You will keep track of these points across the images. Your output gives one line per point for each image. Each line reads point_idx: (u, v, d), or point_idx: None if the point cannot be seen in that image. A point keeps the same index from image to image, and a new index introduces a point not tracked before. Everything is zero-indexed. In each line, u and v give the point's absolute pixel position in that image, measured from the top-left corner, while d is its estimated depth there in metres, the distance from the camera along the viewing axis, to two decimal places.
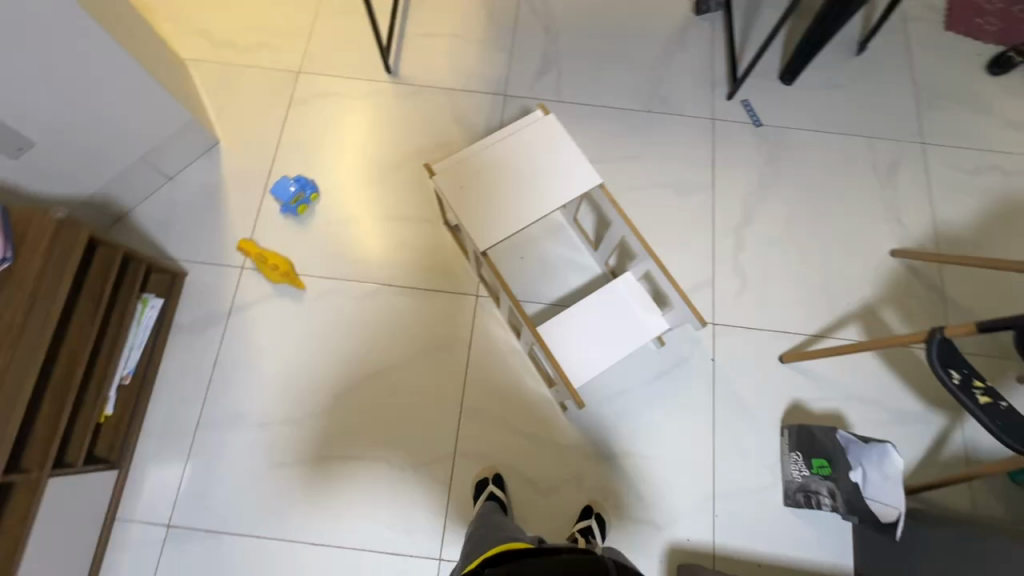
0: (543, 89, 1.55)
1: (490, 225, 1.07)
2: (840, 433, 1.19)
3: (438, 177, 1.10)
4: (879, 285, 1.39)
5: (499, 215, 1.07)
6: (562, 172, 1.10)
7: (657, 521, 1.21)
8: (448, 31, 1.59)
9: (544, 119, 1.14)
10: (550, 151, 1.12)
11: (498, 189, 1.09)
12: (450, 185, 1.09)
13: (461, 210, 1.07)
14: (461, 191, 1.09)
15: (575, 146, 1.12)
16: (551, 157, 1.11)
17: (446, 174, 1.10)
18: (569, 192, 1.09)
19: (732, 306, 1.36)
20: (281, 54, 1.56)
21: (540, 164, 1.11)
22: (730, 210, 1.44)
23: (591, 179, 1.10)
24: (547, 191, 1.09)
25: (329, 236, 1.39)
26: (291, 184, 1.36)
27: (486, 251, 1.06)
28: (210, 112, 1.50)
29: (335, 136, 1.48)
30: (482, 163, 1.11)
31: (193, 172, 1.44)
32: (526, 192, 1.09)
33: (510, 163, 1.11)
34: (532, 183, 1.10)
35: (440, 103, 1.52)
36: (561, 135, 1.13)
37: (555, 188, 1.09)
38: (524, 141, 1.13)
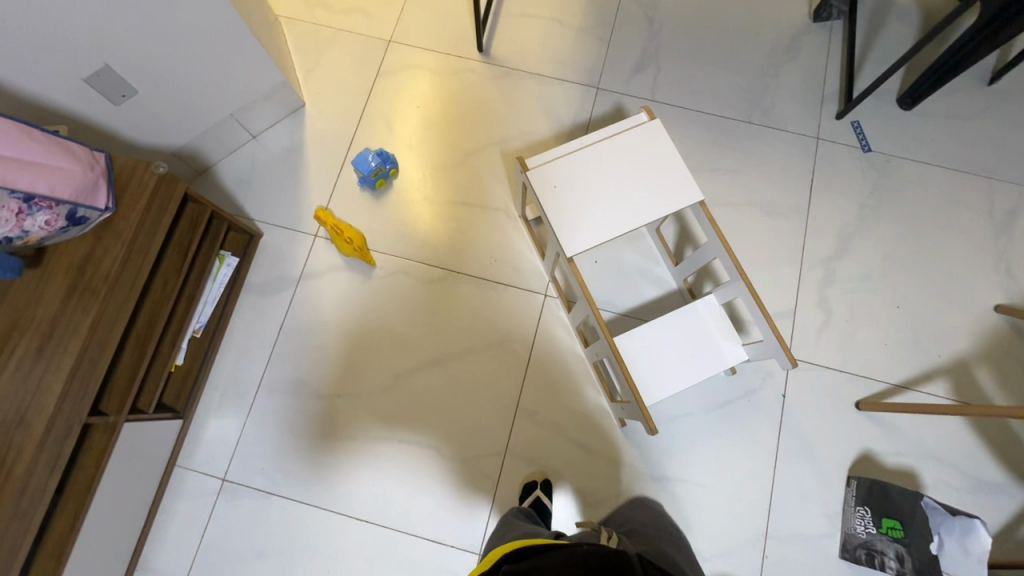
0: (638, 85, 1.47)
1: (580, 231, 1.02)
2: (925, 500, 1.15)
3: (533, 172, 1.06)
4: (977, 341, 1.29)
5: (591, 221, 1.03)
6: (663, 183, 1.04)
7: (703, 552, 1.18)
8: (545, 13, 1.52)
9: (650, 124, 1.08)
10: (653, 159, 1.06)
11: (593, 193, 1.04)
12: (544, 181, 1.05)
13: (553, 210, 1.03)
14: (554, 189, 1.04)
15: (678, 156, 1.06)
16: (651, 165, 1.06)
17: (540, 170, 1.06)
18: (668, 206, 1.03)
19: (811, 341, 1.29)
20: (374, 21, 1.52)
21: (641, 171, 1.05)
22: (822, 239, 1.35)
23: (693, 194, 1.04)
24: (644, 201, 1.04)
25: (403, 214, 1.38)
26: (373, 158, 1.33)
27: (573, 256, 1.02)
28: (299, 73, 1.49)
29: (420, 113, 1.45)
30: (579, 162, 1.06)
31: (276, 133, 1.44)
32: (622, 199, 1.04)
33: (609, 166, 1.05)
34: (630, 190, 1.04)
35: (530, 89, 1.47)
36: (667, 143, 1.07)
37: (654, 200, 1.04)
38: (626, 144, 1.07)
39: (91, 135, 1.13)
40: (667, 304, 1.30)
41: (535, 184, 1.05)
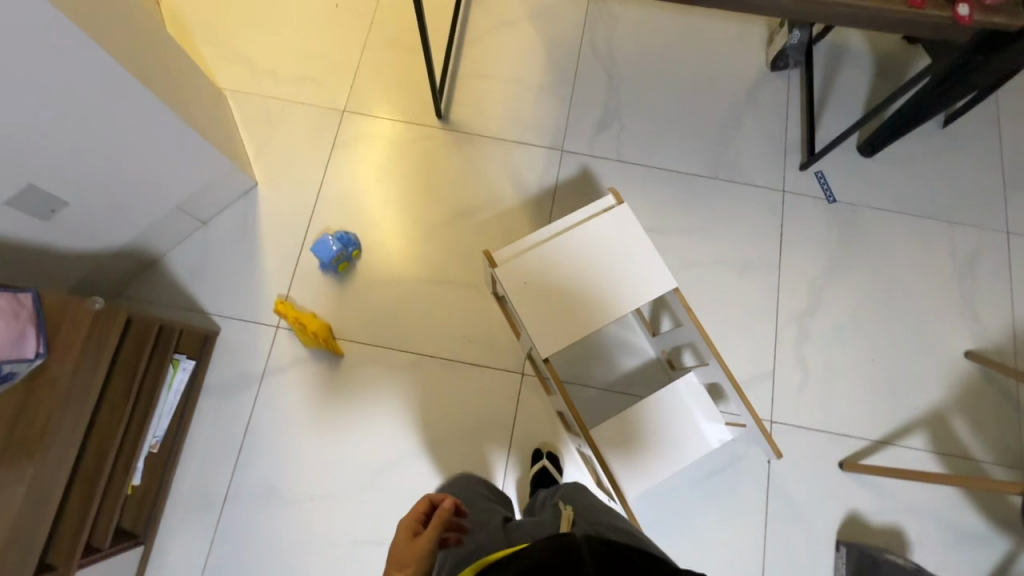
0: (603, 146, 1.44)
1: (551, 332, 0.99)
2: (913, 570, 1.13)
3: (500, 268, 1.02)
4: (949, 389, 1.30)
5: (561, 320, 1.00)
6: (635, 274, 1.02)
7: None
8: (502, 74, 1.49)
9: (620, 209, 1.05)
10: (623, 248, 1.03)
11: (564, 289, 1.01)
12: (513, 277, 1.02)
13: (522, 310, 1.00)
14: (522, 287, 1.01)
15: (650, 244, 1.03)
16: (623, 254, 1.03)
17: (508, 266, 1.02)
18: (642, 298, 1.01)
19: (791, 402, 1.28)
20: (325, 89, 1.46)
21: (612, 262, 1.02)
22: (795, 295, 1.35)
23: (668, 284, 1.01)
24: (617, 295, 1.01)
25: (369, 296, 1.32)
26: (333, 243, 1.28)
27: (547, 356, 0.99)
28: (249, 150, 1.41)
29: (381, 187, 1.40)
30: (549, 255, 1.02)
31: (228, 216, 1.36)
32: (594, 294, 1.01)
33: (580, 258, 1.02)
34: (602, 283, 1.01)
35: (492, 155, 1.43)
36: (638, 229, 1.04)
37: (626, 292, 1.01)
38: (597, 232, 1.03)
39: (19, 252, 1.03)
40: (648, 375, 1.28)
41: (503, 283, 1.02)
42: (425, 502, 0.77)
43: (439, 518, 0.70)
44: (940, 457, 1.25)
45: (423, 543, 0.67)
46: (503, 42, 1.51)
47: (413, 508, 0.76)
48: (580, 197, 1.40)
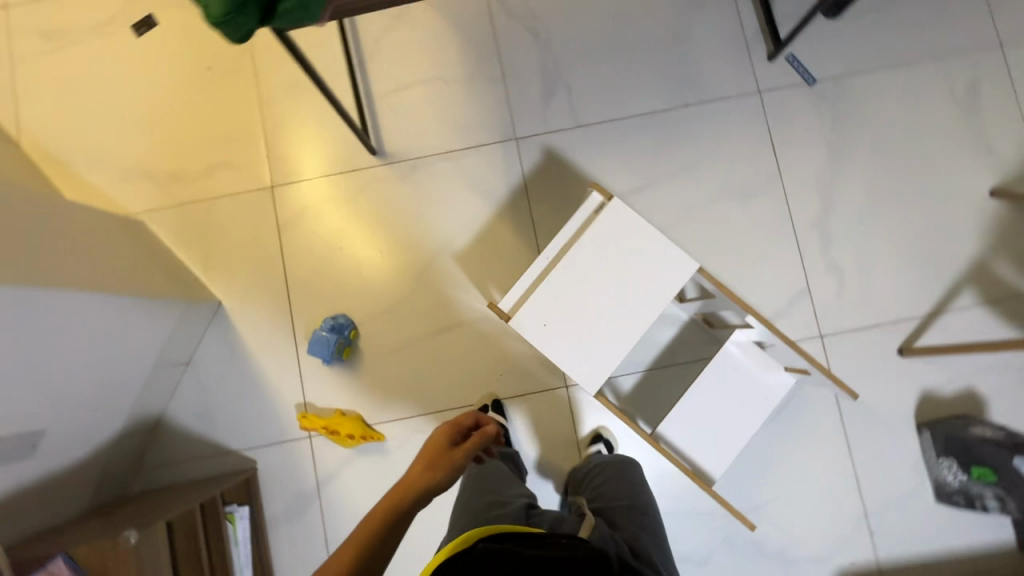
0: (555, 116, 1.30)
1: (592, 365, 0.94)
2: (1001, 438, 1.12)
3: (514, 320, 0.94)
4: (984, 235, 1.25)
5: (597, 349, 0.94)
6: (651, 270, 0.95)
7: (819, 555, 1.18)
8: (419, 77, 1.32)
9: (611, 207, 0.96)
10: (632, 246, 0.95)
11: (587, 316, 0.95)
12: (531, 324, 0.94)
13: (555, 354, 0.94)
14: (545, 332, 0.94)
15: (656, 231, 0.95)
16: (633, 253, 0.95)
17: (523, 315, 0.94)
18: (668, 293, 0.95)
19: (836, 310, 1.24)
20: (244, 171, 1.31)
21: (625, 267, 0.95)
22: (806, 200, 1.26)
23: (689, 267, 0.95)
24: (642, 300, 0.95)
25: (385, 371, 1.24)
26: (327, 334, 1.19)
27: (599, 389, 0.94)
28: (196, 269, 1.28)
29: (347, 253, 1.29)
30: (558, 287, 0.95)
31: (208, 347, 1.26)
32: (619, 308, 0.95)
33: (590, 276, 0.95)
34: (624, 294, 0.95)
35: (446, 173, 1.30)
36: (637, 220, 0.96)
37: (649, 293, 0.95)
38: (597, 242, 0.96)
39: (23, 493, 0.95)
40: (689, 339, 1.23)
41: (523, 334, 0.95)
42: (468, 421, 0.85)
43: (479, 437, 0.78)
44: (994, 307, 1.23)
45: (458, 455, 0.76)
46: (404, 41, 1.32)
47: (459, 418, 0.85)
48: (553, 182, 1.28)
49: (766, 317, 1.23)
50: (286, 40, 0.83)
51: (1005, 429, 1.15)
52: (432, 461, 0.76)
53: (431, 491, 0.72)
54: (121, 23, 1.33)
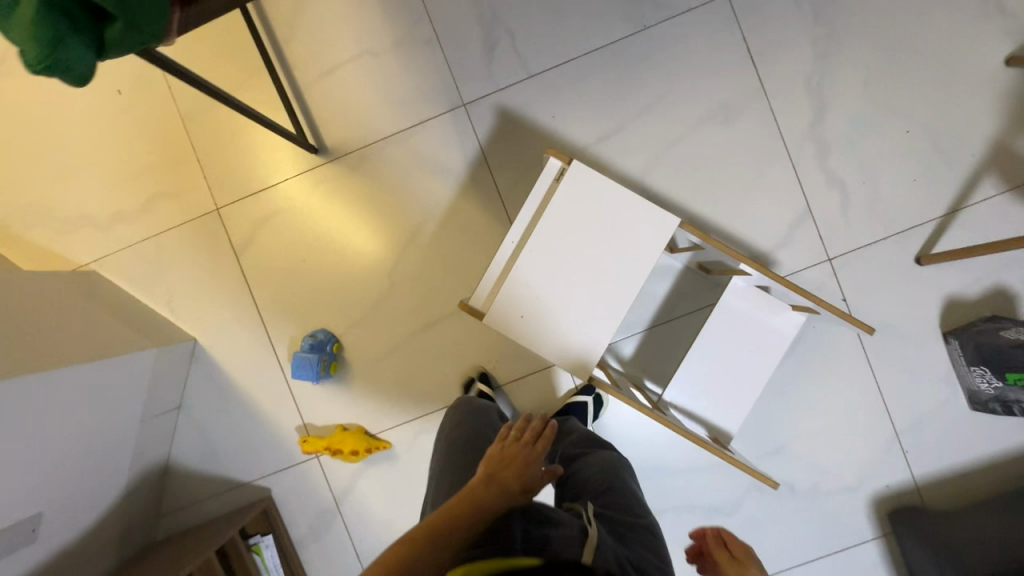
0: (501, 70, 1.16)
1: (583, 349, 0.87)
2: None
3: (489, 317, 0.86)
4: (1001, 112, 1.10)
5: (586, 332, 0.87)
6: (628, 234, 0.87)
7: (851, 483, 1.14)
8: (345, 56, 1.18)
9: (570, 173, 0.86)
10: (601, 213, 0.86)
11: (567, 297, 0.87)
12: (508, 318, 0.87)
13: (540, 345, 0.87)
14: (525, 323, 0.87)
15: (624, 192, 0.86)
16: (603, 221, 0.87)
17: (497, 311, 0.86)
18: (651, 256, 0.87)
19: (842, 228, 1.13)
20: (184, 197, 1.21)
21: (598, 236, 0.87)
22: (795, 110, 1.12)
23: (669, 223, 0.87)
24: (624, 269, 0.87)
25: (376, 379, 1.19)
26: (308, 354, 1.14)
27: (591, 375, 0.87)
28: (162, 310, 1.22)
29: (311, 265, 1.21)
30: (530, 272, 0.87)
31: (195, 386, 1.22)
32: (601, 282, 0.87)
33: (563, 254, 0.87)
34: (603, 266, 0.87)
35: (395, 159, 1.19)
36: (601, 182, 0.86)
37: (629, 261, 0.87)
38: (562, 214, 0.87)
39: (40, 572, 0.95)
40: (685, 289, 1.14)
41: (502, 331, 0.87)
42: (536, 420, 0.80)
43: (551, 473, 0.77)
44: (1019, 192, 1.10)
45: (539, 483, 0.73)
46: (320, 19, 1.18)
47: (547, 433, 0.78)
48: (512, 145, 1.16)
49: (767, 250, 1.13)
50: (166, 65, 0.72)
51: None
52: (507, 468, 0.72)
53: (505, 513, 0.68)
54: (12, 59, 1.20)
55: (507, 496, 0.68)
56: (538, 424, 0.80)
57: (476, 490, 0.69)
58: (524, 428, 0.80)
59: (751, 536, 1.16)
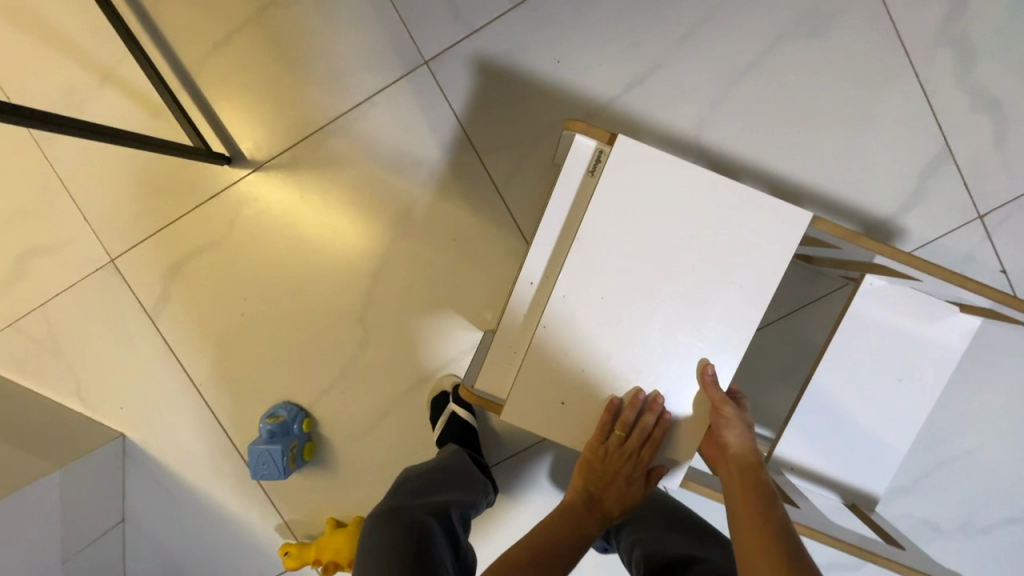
0: (473, 3, 0.79)
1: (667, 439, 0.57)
2: None
3: (508, 412, 0.55)
4: None
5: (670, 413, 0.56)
6: (720, 250, 0.54)
7: (1017, 513, 0.85)
8: (245, 15, 0.81)
9: (610, 162, 0.52)
10: (669, 222, 0.53)
11: (634, 362, 0.56)
12: (541, 410, 0.55)
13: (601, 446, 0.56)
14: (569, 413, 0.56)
15: (702, 182, 0.53)
16: (675, 234, 0.53)
17: (519, 400, 0.55)
18: (763, 276, 0.54)
19: (998, 169, 0.77)
20: (65, 249, 0.88)
21: (676, 256, 0.54)
22: (918, 2, 0.75)
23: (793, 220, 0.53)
24: (718, 304, 0.54)
25: (367, 456, 0.89)
26: (268, 445, 0.83)
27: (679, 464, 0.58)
28: (72, 404, 0.91)
29: (254, 318, 0.88)
30: (565, 332, 0.55)
31: (135, 491, 0.93)
32: (683, 330, 0.55)
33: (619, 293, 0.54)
34: (686, 305, 0.55)
35: (342, 156, 0.84)
36: (664, 172, 0.52)
37: (723, 290, 0.54)
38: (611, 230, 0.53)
39: None
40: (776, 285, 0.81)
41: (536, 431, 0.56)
42: (651, 417, 0.55)
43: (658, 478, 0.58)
44: None
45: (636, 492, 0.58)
46: None
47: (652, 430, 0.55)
48: (504, 113, 0.81)
49: (889, 215, 0.79)
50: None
51: None
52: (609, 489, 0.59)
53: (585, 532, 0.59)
54: None
55: (606, 520, 0.60)
56: (650, 422, 0.55)
57: (576, 512, 0.60)
58: (632, 418, 0.54)
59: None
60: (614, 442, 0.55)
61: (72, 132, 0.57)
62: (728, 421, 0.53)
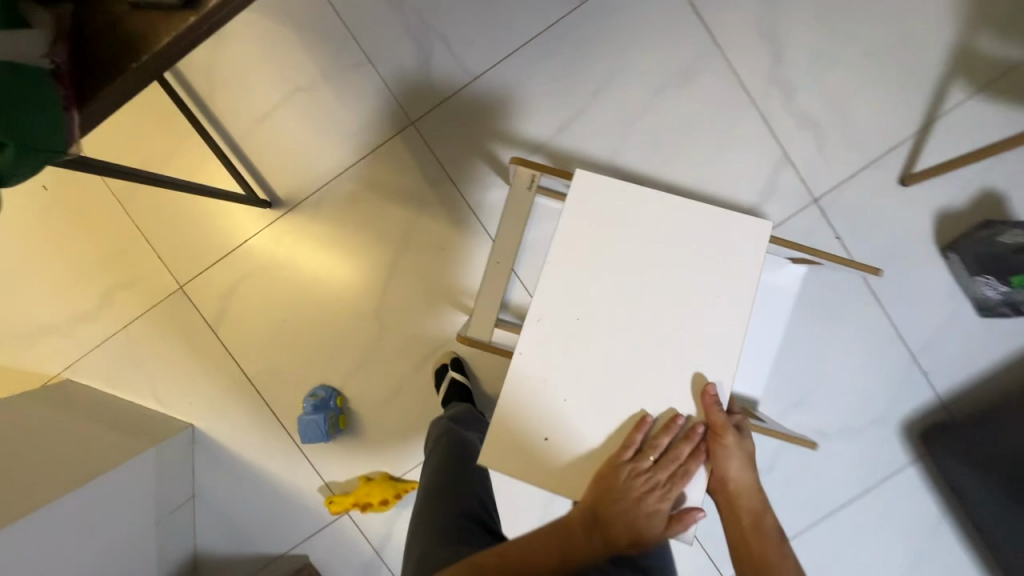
0: (444, 78, 1.10)
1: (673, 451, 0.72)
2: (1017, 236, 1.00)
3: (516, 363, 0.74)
4: (958, 12, 1.07)
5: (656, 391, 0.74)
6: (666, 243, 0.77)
7: (878, 414, 1.14)
8: (277, 98, 1.11)
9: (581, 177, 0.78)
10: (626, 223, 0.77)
11: (623, 349, 0.75)
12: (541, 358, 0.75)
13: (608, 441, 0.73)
14: (575, 409, 0.74)
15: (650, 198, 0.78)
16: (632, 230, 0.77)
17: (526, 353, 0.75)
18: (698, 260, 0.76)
19: (823, 164, 1.10)
20: (142, 282, 1.14)
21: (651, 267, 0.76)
22: (751, 55, 1.08)
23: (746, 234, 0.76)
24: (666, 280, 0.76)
25: (388, 422, 1.15)
26: (313, 416, 1.09)
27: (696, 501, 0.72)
28: (151, 403, 1.16)
29: (293, 321, 1.15)
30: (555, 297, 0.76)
31: (203, 470, 1.17)
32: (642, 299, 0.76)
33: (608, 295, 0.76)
34: (656, 295, 0.76)
35: (356, 194, 1.12)
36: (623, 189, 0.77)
37: (669, 271, 0.76)
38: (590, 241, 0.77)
39: None
40: None
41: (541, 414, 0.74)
42: (686, 446, 0.71)
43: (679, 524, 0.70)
44: (991, 91, 1.07)
45: (652, 523, 0.69)
46: (240, 65, 1.11)
47: (683, 457, 0.71)
48: (473, 155, 1.11)
49: (753, 204, 1.10)
50: (101, 168, 0.73)
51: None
52: (620, 514, 0.68)
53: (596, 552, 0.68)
54: None
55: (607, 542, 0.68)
56: (685, 451, 0.71)
57: (584, 532, 0.68)
58: (664, 442, 0.71)
59: (793, 486, 1.16)
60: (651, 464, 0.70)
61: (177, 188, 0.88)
62: (728, 450, 0.71)
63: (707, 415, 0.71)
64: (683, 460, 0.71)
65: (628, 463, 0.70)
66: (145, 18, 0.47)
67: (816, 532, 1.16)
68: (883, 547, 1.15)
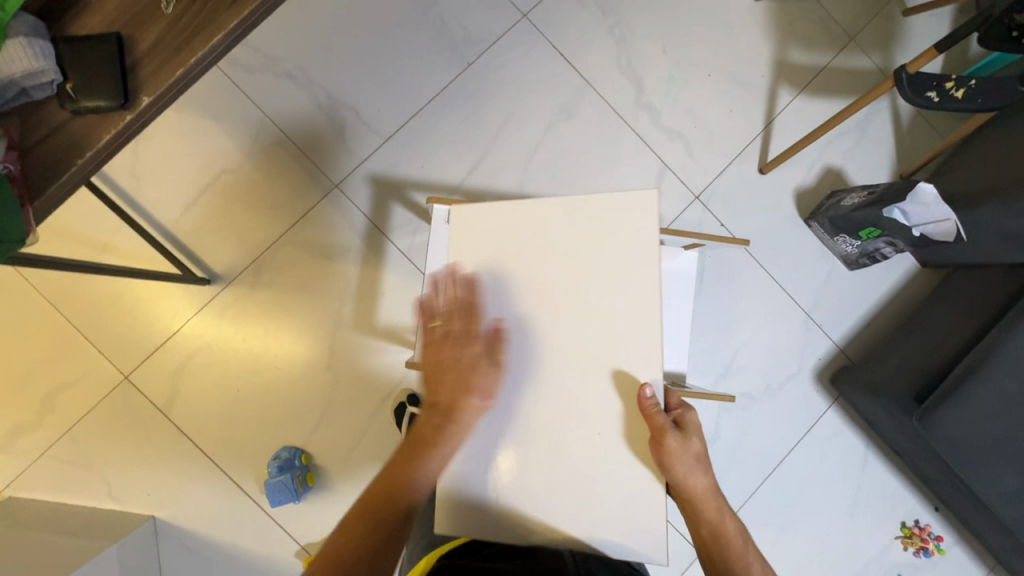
0: (358, 142, 1.22)
1: (616, 459, 0.74)
2: (854, 200, 1.18)
3: None
4: (769, 34, 1.33)
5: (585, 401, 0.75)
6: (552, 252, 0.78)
7: (792, 368, 1.30)
8: (204, 183, 1.19)
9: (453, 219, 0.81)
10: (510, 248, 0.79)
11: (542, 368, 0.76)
12: None
13: (555, 469, 0.74)
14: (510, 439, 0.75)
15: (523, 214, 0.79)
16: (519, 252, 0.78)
17: None
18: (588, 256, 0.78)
19: (695, 167, 1.29)
20: (83, 380, 1.13)
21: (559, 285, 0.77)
22: (618, 87, 1.29)
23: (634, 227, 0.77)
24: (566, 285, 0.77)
25: (356, 469, 1.17)
26: (280, 477, 1.11)
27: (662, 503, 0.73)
28: (106, 504, 1.13)
29: (247, 391, 1.17)
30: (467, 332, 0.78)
31: (170, 562, 1.13)
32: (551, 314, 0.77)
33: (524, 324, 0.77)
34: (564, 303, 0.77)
35: (293, 260, 1.19)
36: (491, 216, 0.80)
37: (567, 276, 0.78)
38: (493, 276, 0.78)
39: None
40: None
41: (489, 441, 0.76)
42: (454, 287, 0.75)
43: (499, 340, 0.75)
44: (808, 90, 1.32)
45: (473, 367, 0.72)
46: (163, 158, 1.18)
47: (459, 298, 0.75)
48: (397, 206, 1.22)
49: None
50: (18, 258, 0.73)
51: (866, 191, 1.17)
52: (445, 385, 0.72)
53: (442, 425, 0.71)
54: None
55: (451, 411, 0.71)
56: (455, 290, 0.75)
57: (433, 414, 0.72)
58: (444, 301, 0.75)
59: (738, 449, 1.27)
60: (431, 325, 0.73)
61: (108, 274, 0.92)
62: (673, 452, 0.71)
63: (647, 420, 0.72)
64: (465, 295, 0.75)
65: (430, 335, 0.74)
66: (85, 121, 0.57)
67: (768, 488, 1.27)
68: (826, 488, 1.28)
